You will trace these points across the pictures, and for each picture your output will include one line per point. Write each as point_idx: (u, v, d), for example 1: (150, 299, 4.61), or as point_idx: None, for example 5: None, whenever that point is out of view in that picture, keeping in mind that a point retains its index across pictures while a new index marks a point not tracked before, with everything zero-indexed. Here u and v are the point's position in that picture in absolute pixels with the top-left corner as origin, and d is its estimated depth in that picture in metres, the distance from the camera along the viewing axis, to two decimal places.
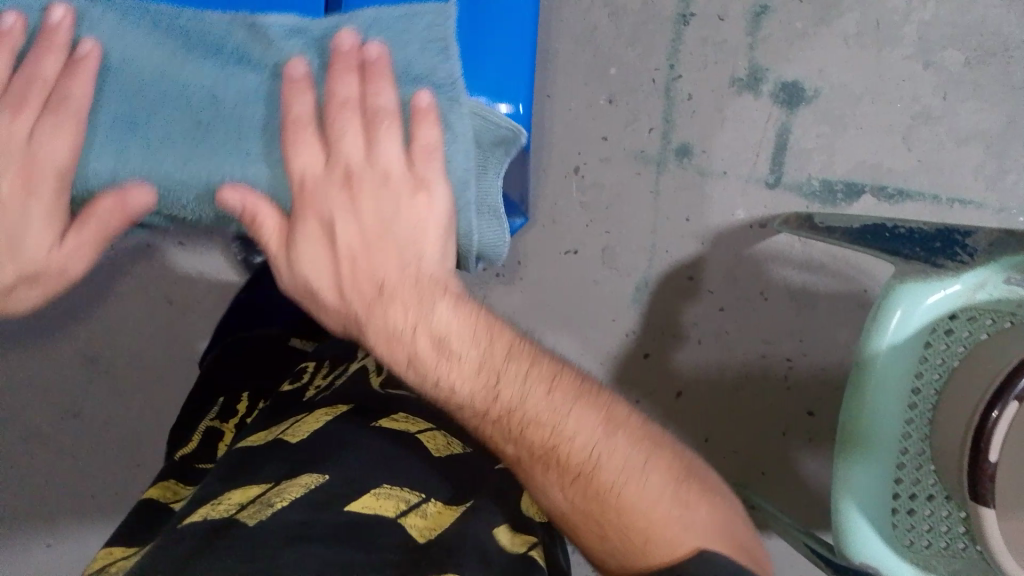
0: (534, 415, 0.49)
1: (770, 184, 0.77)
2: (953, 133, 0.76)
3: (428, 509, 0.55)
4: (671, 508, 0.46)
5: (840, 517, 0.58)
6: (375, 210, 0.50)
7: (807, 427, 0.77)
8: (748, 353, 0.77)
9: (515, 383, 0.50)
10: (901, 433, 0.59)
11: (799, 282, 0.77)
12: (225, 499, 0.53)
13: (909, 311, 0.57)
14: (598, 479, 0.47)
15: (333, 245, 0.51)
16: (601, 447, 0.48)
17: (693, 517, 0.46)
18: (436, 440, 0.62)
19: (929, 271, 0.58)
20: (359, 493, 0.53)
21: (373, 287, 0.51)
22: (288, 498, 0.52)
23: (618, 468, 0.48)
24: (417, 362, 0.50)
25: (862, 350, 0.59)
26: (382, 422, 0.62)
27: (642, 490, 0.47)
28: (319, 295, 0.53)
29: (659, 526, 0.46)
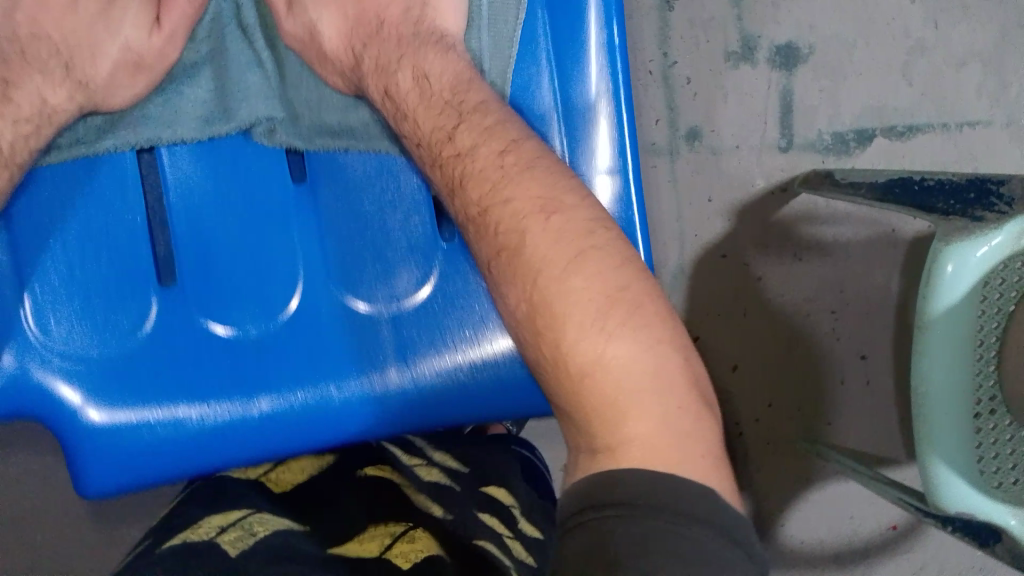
0: (474, 168, 0.45)
1: (783, 148, 0.77)
2: (949, 60, 0.76)
3: (416, 535, 0.51)
4: (631, 355, 0.39)
5: (929, 474, 0.61)
6: None
7: (863, 370, 0.80)
8: (793, 313, 0.79)
9: (467, 131, 0.47)
10: (973, 385, 0.61)
11: (830, 236, 0.79)
12: (204, 522, 0.47)
13: (960, 270, 0.59)
14: (524, 257, 0.41)
15: None
16: (536, 220, 0.42)
17: (632, 364, 0.38)
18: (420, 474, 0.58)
19: (971, 227, 0.60)
20: (342, 540, 0.49)
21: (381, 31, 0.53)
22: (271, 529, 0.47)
23: (548, 252, 0.41)
24: (393, 91, 0.51)
25: (921, 313, 0.61)
26: (366, 470, 0.60)
27: (578, 310, 0.39)
28: (321, 45, 0.53)
29: (597, 371, 0.38)
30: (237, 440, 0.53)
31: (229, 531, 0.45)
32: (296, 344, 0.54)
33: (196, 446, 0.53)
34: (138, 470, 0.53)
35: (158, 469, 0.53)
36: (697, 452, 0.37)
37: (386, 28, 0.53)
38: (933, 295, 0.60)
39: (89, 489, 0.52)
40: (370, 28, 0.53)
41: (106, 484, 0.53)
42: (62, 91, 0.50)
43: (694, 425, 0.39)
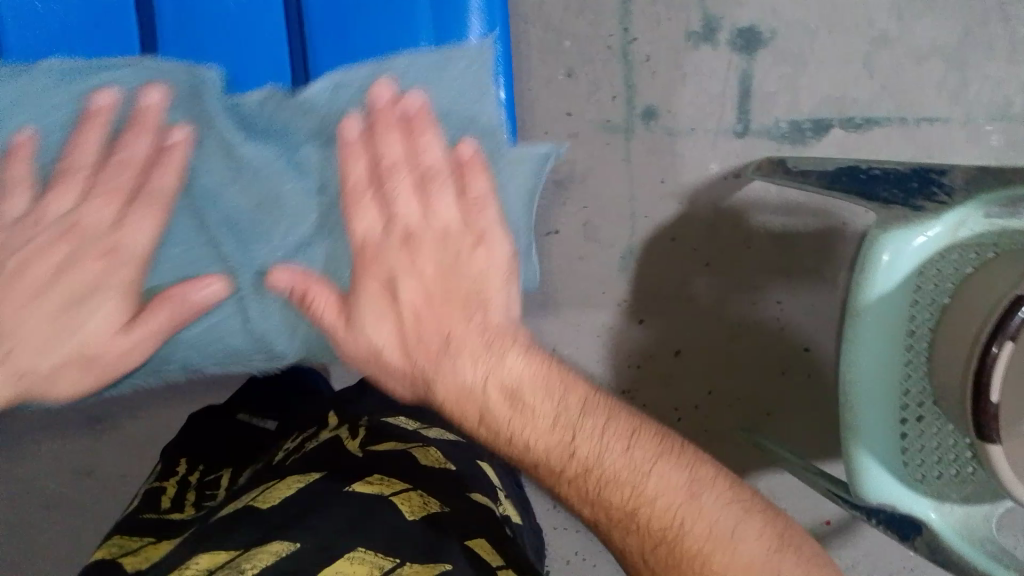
0: (613, 474, 0.48)
1: (738, 133, 0.77)
2: (911, 54, 0.76)
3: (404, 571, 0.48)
4: (753, 550, 0.46)
5: (854, 463, 0.61)
6: (437, 265, 0.51)
7: (807, 363, 0.79)
8: (738, 301, 0.79)
9: (592, 437, 0.49)
10: (903, 375, 0.61)
11: (781, 226, 0.78)
12: (193, 564, 0.46)
13: (895, 258, 0.58)
14: (684, 546, 0.46)
15: (400, 325, 0.51)
16: (683, 507, 0.47)
17: (783, 561, 0.46)
18: (410, 502, 0.55)
19: (910, 216, 0.59)
20: (330, 559, 0.47)
21: (440, 338, 0.51)
22: (259, 564, 0.45)
23: (704, 536, 0.46)
24: (489, 418, 0.50)
25: (854, 300, 0.60)
26: (354, 485, 0.56)
27: (732, 561, 0.45)
28: (384, 355, 0.51)
29: (732, 569, 0.45)
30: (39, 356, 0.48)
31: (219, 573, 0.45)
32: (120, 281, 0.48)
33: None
34: None
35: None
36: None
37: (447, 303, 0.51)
38: (868, 282, 0.59)
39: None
40: (435, 348, 0.51)
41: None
42: (21, 200, 0.48)
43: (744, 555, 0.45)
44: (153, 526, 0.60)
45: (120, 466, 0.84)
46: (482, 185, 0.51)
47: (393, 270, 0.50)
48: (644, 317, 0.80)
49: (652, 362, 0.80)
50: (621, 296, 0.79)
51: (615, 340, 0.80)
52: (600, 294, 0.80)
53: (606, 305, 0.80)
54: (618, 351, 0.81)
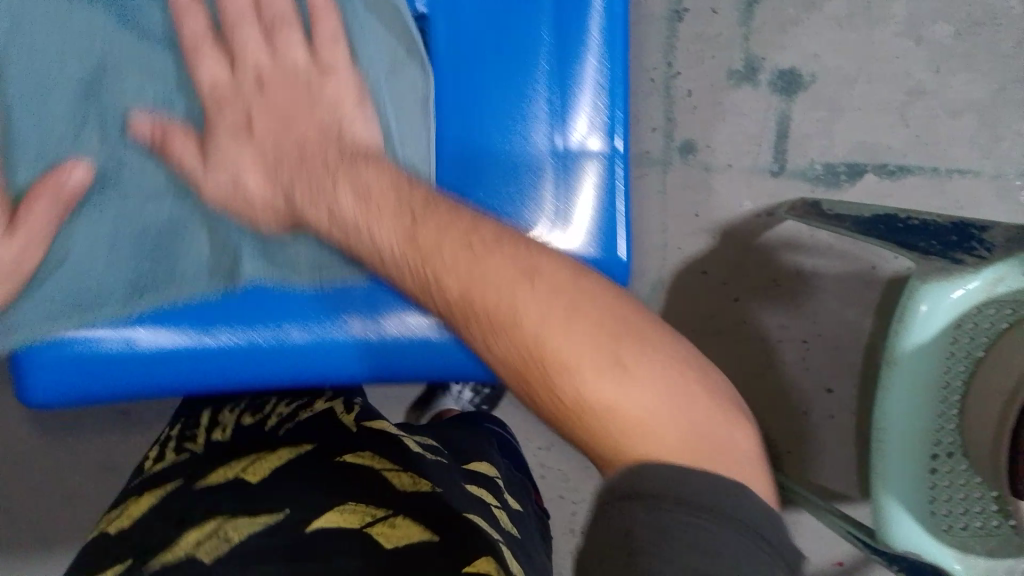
0: (537, 339, 0.36)
1: (774, 172, 0.77)
2: (947, 106, 0.77)
3: (397, 522, 0.47)
4: (676, 432, 0.34)
5: (881, 509, 0.61)
6: (275, 92, 0.54)
7: (827, 403, 0.80)
8: (763, 337, 0.79)
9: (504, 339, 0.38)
10: (935, 426, 0.61)
11: (810, 266, 0.79)
12: (184, 536, 0.45)
13: (932, 311, 0.59)
14: (571, 398, 0.35)
15: (251, 135, 0.54)
16: (601, 385, 0.35)
17: (657, 395, 0.35)
18: (402, 477, 0.51)
19: (949, 268, 0.60)
20: (320, 511, 0.47)
21: (295, 150, 0.53)
22: (246, 532, 0.45)
23: (600, 388, 0.35)
24: (337, 212, 0.49)
25: (890, 349, 0.61)
26: (346, 458, 0.54)
27: (625, 397, 0.35)
28: (247, 188, 0.53)
29: (635, 431, 0.34)
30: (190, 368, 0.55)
31: (204, 543, 0.44)
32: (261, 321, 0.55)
33: (148, 373, 0.54)
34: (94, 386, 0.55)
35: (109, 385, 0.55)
36: (726, 451, 0.35)
37: (308, 146, 0.52)
38: (904, 331, 0.60)
39: (32, 399, 0.54)
40: (292, 159, 0.52)
41: (52, 393, 0.54)
42: None
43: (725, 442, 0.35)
44: (133, 487, 0.55)
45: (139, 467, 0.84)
46: (339, 53, 0.55)
47: (239, 171, 0.53)
48: None
49: None
50: None
51: None
52: None
53: None
54: None
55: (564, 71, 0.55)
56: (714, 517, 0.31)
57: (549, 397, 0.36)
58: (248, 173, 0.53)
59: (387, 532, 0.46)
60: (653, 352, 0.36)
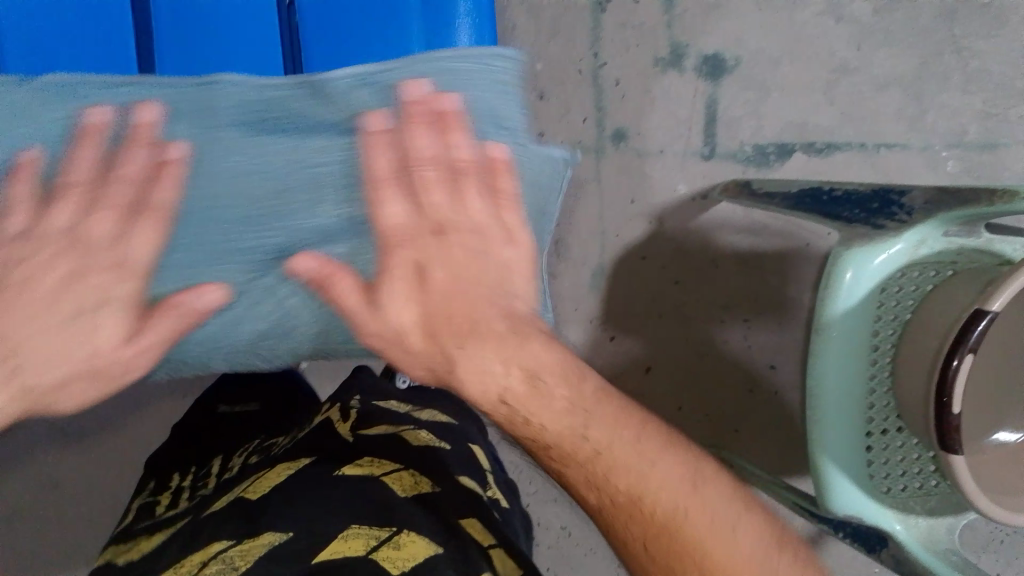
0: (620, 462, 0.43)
1: (705, 156, 0.79)
2: (871, 82, 0.78)
3: (401, 539, 0.47)
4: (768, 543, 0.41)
5: (820, 474, 0.62)
6: (463, 250, 0.48)
7: (772, 381, 0.80)
8: (705, 319, 0.80)
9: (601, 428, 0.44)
10: (867, 389, 0.62)
11: (747, 246, 0.79)
12: (188, 560, 0.47)
13: (857, 276, 0.60)
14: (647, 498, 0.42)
15: (420, 280, 0.47)
16: (641, 466, 0.43)
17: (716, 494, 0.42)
18: (403, 481, 0.54)
19: (872, 234, 0.61)
20: (325, 541, 0.46)
21: (466, 301, 0.47)
22: (252, 556, 0.45)
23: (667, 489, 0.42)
24: (508, 397, 0.45)
25: (818, 316, 0.61)
26: (345, 469, 0.55)
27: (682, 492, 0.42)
28: (406, 336, 0.47)
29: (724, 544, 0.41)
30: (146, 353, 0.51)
31: (210, 567, 0.45)
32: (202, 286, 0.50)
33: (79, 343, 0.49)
34: None
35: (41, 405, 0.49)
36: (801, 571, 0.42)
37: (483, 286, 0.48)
38: (831, 297, 0.61)
39: None
40: (460, 322, 0.46)
41: None
42: None
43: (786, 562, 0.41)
44: (149, 527, 0.58)
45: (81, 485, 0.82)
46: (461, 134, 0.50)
47: (399, 321, 0.47)
48: (614, 335, 0.81)
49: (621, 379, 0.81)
50: (591, 314, 0.81)
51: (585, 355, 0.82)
52: (572, 311, 0.81)
53: (578, 322, 0.81)
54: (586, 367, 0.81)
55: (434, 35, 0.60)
56: None
57: (621, 487, 0.42)
58: (409, 325, 0.47)
59: (391, 555, 0.45)
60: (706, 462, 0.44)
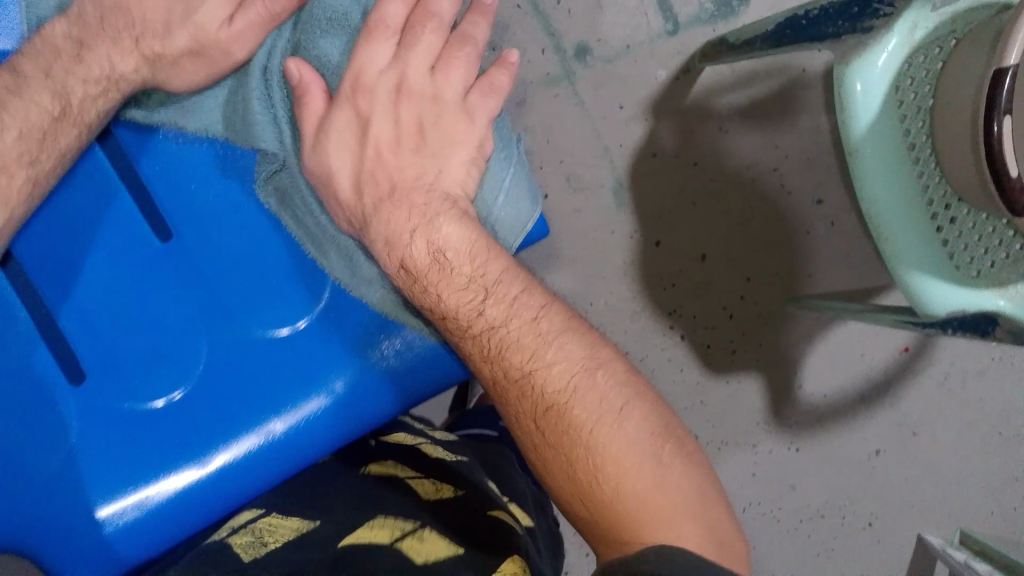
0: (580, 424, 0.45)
1: (671, 32, 0.77)
2: None
3: (424, 535, 0.48)
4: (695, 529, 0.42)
5: (909, 285, 0.62)
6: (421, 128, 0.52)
7: (824, 213, 0.80)
8: (736, 184, 0.79)
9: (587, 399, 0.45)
10: (921, 187, 0.62)
11: (746, 100, 0.78)
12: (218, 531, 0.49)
13: (867, 87, 0.59)
14: (576, 423, 0.45)
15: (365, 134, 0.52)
16: (577, 377, 0.46)
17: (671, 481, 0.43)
18: (424, 486, 0.55)
19: (864, 39, 0.59)
20: (354, 526, 0.48)
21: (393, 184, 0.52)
22: (284, 534, 0.46)
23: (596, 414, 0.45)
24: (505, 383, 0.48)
25: (846, 140, 0.61)
26: (371, 469, 0.58)
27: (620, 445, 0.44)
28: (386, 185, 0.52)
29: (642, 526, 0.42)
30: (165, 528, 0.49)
31: (242, 532, 0.47)
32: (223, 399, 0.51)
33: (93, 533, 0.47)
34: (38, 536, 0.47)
35: (212, 508, 0.50)
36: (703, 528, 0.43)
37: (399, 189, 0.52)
38: (850, 118, 0.60)
39: None
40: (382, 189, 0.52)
41: None
42: None
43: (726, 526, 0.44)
44: None
45: None
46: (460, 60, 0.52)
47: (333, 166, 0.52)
48: (659, 239, 0.79)
49: (683, 276, 0.80)
50: (629, 229, 0.79)
51: (639, 271, 0.80)
52: (609, 235, 0.79)
53: (618, 246, 0.80)
54: (644, 280, 0.80)
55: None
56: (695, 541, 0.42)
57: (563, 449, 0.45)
58: (342, 171, 0.52)
59: (415, 545, 0.46)
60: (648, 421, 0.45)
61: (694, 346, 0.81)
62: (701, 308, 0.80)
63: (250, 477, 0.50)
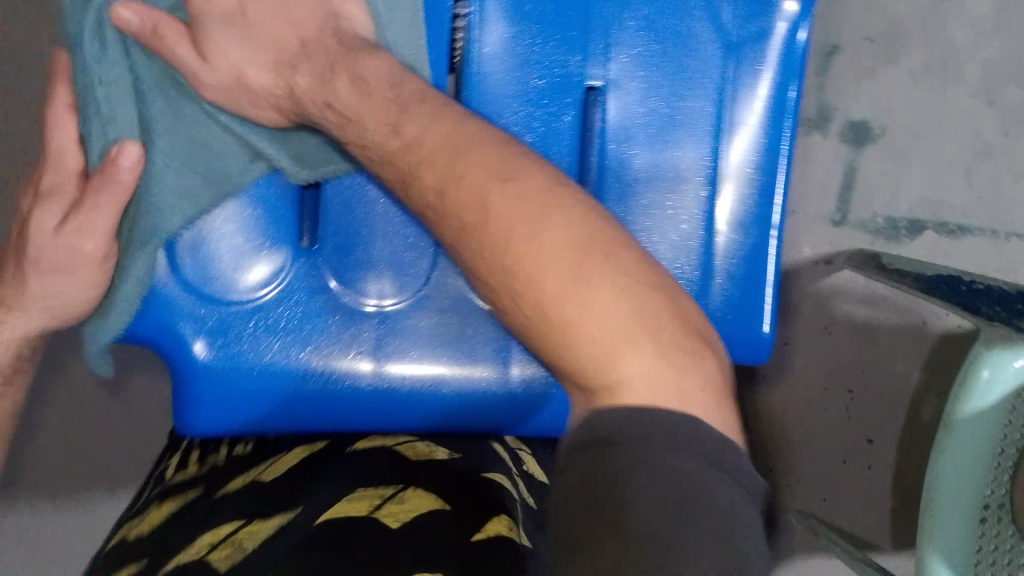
0: (588, 334, 0.37)
1: (835, 221, 0.79)
2: (1014, 168, 0.77)
3: (405, 496, 0.51)
4: (646, 376, 0.37)
5: (922, 566, 0.60)
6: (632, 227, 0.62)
7: (868, 454, 0.79)
8: (807, 383, 0.80)
9: (564, 279, 0.38)
10: (986, 488, 0.61)
11: (863, 317, 0.79)
12: (197, 539, 0.49)
13: (994, 377, 0.60)
14: (575, 336, 0.38)
15: None
16: (599, 313, 0.37)
17: (653, 360, 0.37)
18: (416, 449, 0.59)
19: (1013, 336, 0.60)
20: (332, 505, 0.50)
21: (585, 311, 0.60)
22: (259, 538, 0.48)
23: (597, 329, 0.37)
24: None
25: (948, 411, 0.61)
26: (360, 444, 0.60)
27: (625, 357, 0.37)
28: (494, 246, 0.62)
29: (621, 408, 0.36)
30: (285, 414, 0.60)
31: (220, 546, 0.47)
32: (282, 356, 0.59)
33: (248, 401, 0.60)
34: (162, 338, 0.59)
35: (249, 420, 0.60)
36: (687, 392, 0.37)
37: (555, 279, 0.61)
38: (963, 395, 0.61)
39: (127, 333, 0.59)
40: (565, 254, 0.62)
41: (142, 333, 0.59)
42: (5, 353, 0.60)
43: (695, 379, 0.38)
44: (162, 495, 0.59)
45: None
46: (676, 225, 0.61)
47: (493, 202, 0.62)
48: None
49: None
50: None
51: None
52: None
53: None
54: None
55: (733, 66, 0.61)
56: (679, 453, 0.34)
57: (542, 322, 0.39)
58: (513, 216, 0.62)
59: (394, 510, 0.49)
60: (647, 321, 0.38)
61: None
62: None
63: (343, 415, 0.60)
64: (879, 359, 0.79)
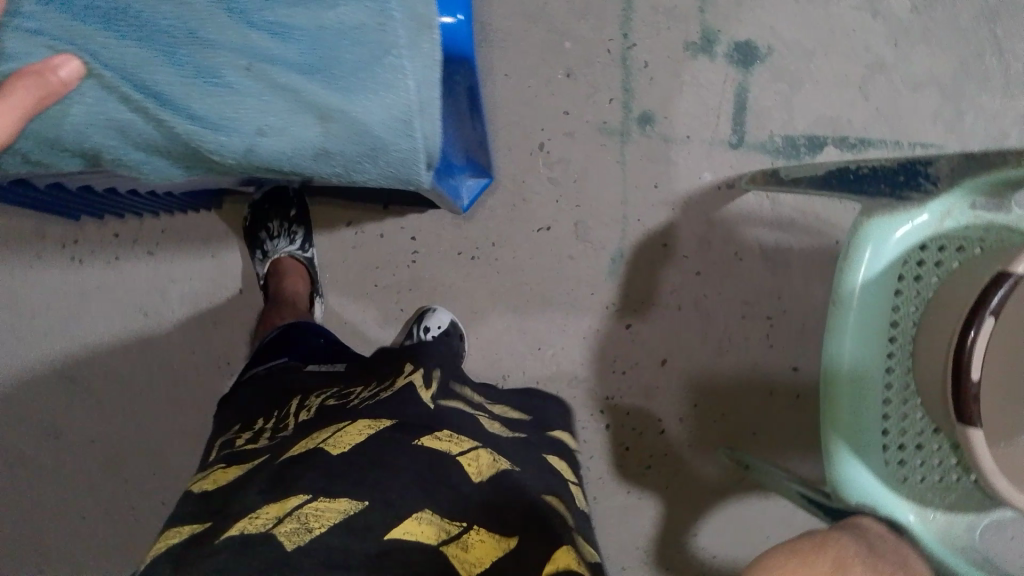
0: None
1: (733, 145, 0.77)
2: (906, 80, 0.77)
3: (470, 538, 0.46)
4: None
5: (832, 457, 0.58)
6: None
7: (794, 384, 0.78)
8: (727, 315, 0.78)
9: None
10: (884, 369, 0.59)
11: (772, 240, 0.77)
12: (262, 513, 0.44)
13: (878, 247, 0.57)
14: None
15: None
16: None
17: None
18: (477, 463, 0.51)
19: (896, 205, 0.58)
20: (398, 517, 0.45)
21: None
22: (327, 523, 0.43)
23: None
24: None
25: (837, 288, 0.58)
26: (425, 439, 0.51)
27: None
28: None
29: None
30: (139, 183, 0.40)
31: (285, 522, 0.43)
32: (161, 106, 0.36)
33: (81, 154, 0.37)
34: None
35: None
36: None
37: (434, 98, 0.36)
38: (849, 268, 0.58)
39: None
40: None
41: None
42: None
43: None
44: (233, 459, 0.56)
45: (88, 433, 0.82)
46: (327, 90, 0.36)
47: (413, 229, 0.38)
48: (630, 323, 0.78)
49: (638, 371, 0.78)
50: (608, 300, 0.78)
51: (598, 344, 0.79)
52: (588, 297, 0.78)
53: (592, 310, 0.78)
54: (599, 354, 0.79)
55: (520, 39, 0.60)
56: None
57: None
58: None
59: (460, 555, 0.44)
60: None
61: (614, 443, 0.79)
62: (640, 411, 0.79)
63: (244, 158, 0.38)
64: (793, 284, 0.77)
